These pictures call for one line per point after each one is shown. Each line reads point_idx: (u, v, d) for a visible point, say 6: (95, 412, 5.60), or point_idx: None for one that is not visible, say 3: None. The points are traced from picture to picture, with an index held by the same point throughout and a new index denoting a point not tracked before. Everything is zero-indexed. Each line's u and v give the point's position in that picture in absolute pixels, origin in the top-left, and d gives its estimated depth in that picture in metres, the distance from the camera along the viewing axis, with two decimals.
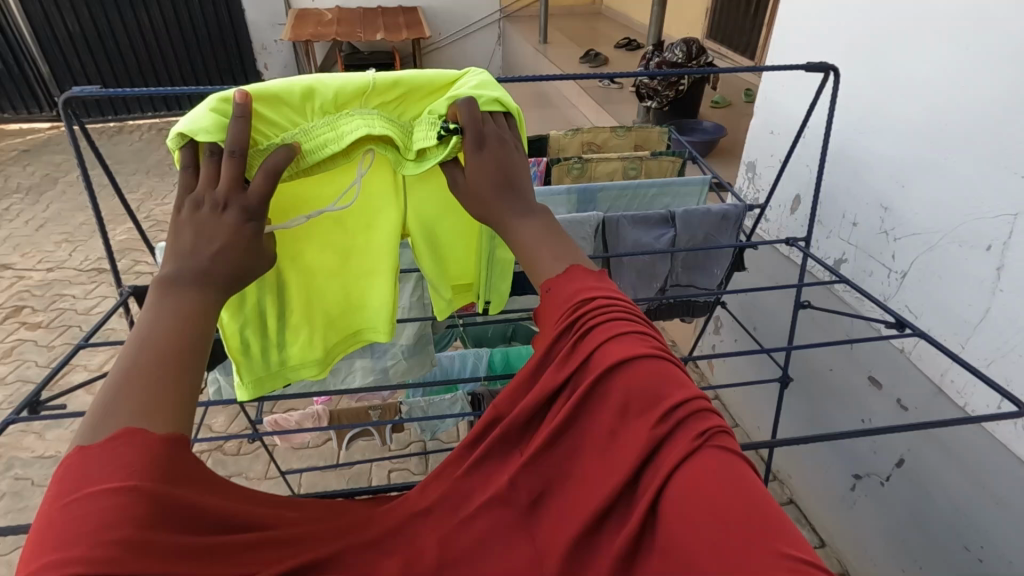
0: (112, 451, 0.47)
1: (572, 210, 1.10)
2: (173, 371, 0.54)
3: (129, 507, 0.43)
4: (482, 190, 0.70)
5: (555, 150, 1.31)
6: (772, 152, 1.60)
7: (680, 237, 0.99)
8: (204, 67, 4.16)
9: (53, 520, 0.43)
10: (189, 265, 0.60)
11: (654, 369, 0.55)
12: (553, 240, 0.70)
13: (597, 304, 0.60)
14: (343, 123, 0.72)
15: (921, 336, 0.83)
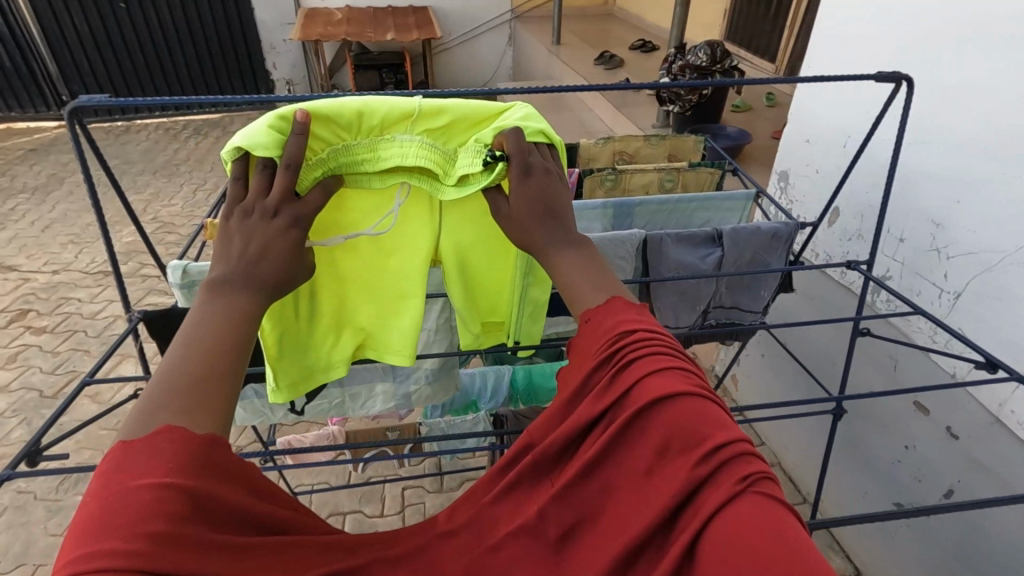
0: (153, 445, 0.43)
1: (608, 225, 1.03)
2: (217, 371, 0.50)
3: (166, 502, 0.40)
4: (523, 218, 0.63)
5: (584, 160, 1.23)
6: (807, 163, 1.52)
7: (727, 257, 0.92)
8: (212, 66, 4.12)
9: (87, 517, 0.39)
10: (241, 265, 0.56)
11: (699, 406, 0.46)
12: (595, 269, 0.62)
13: (636, 335, 0.52)
14: (383, 147, 0.68)
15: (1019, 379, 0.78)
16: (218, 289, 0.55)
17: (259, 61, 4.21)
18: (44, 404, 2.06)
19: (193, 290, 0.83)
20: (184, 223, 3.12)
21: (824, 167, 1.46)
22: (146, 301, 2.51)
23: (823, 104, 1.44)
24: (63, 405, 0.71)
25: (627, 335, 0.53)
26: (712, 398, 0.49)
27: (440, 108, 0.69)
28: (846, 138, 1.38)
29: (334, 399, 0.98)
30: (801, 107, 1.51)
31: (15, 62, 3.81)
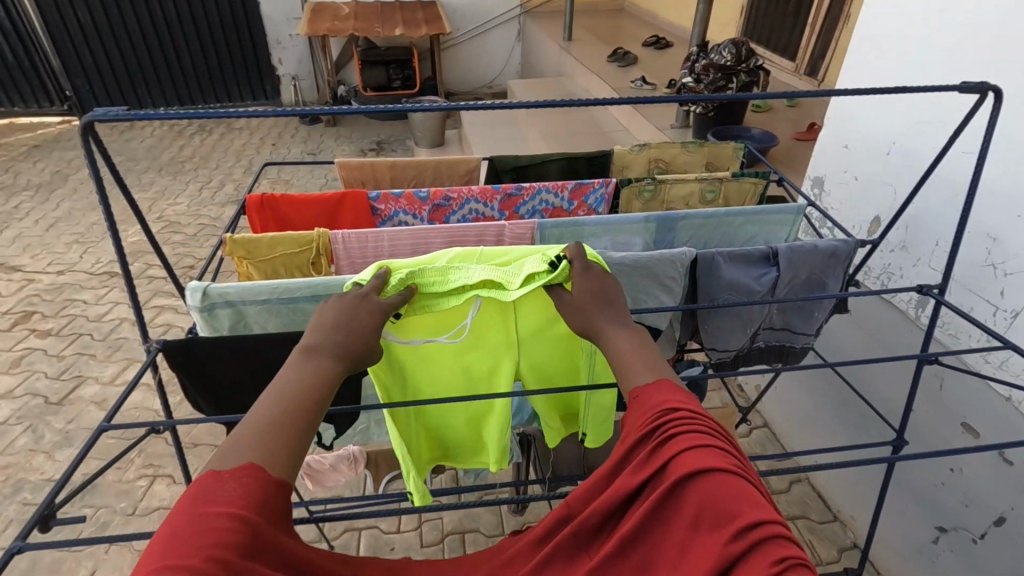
0: (234, 479, 0.47)
1: (649, 240, 0.97)
2: (299, 424, 0.54)
3: (232, 533, 0.43)
4: (586, 303, 0.66)
5: (618, 167, 1.16)
6: (845, 168, 1.45)
7: (782, 279, 0.87)
8: (218, 62, 4.05)
9: (169, 533, 0.42)
10: (338, 337, 0.62)
11: (735, 482, 0.46)
12: (647, 351, 0.62)
13: (675, 411, 0.53)
14: (454, 274, 0.72)
15: None
16: (310, 351, 0.59)
17: (265, 56, 4.14)
18: (49, 411, 2.00)
19: (214, 313, 0.77)
20: (190, 223, 3.06)
21: (865, 173, 1.39)
22: (152, 303, 2.46)
23: (866, 108, 1.36)
24: (80, 450, 0.67)
25: (668, 411, 0.54)
26: (750, 479, 0.49)
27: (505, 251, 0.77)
28: (891, 144, 1.31)
29: (359, 425, 0.93)
30: (840, 109, 1.44)
31: (18, 55, 3.74)
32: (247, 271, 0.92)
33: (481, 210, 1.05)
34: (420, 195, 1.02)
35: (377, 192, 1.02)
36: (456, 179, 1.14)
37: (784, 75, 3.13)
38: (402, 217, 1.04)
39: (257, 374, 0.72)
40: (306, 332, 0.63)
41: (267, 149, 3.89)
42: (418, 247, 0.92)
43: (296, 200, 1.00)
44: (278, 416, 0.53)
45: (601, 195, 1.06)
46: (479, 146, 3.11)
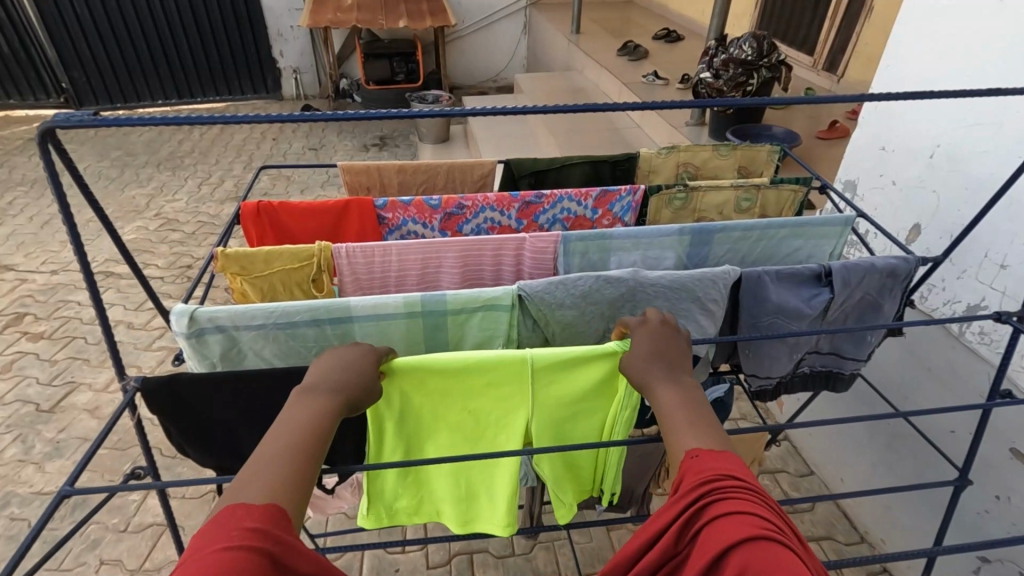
0: (229, 518, 0.42)
1: (682, 253, 0.88)
2: (296, 457, 0.49)
3: (244, 563, 0.38)
4: (637, 365, 0.62)
5: (644, 171, 1.07)
6: (882, 172, 1.36)
7: (835, 301, 0.78)
8: (217, 53, 3.95)
9: None
10: (332, 373, 0.57)
11: (772, 554, 0.40)
12: (694, 406, 0.57)
13: (722, 473, 0.47)
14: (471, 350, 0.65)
15: None
16: (307, 390, 0.55)
17: (265, 48, 4.03)
18: (40, 419, 1.92)
19: (204, 339, 0.69)
20: (188, 220, 2.97)
21: (904, 178, 1.30)
22: (148, 305, 2.37)
23: (906, 108, 1.27)
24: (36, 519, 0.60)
25: (710, 472, 0.48)
26: (796, 549, 0.42)
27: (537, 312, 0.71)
28: (934, 147, 1.22)
29: None
30: (878, 108, 1.34)
31: (12, 47, 3.65)
32: (241, 289, 0.83)
33: (497, 218, 0.96)
34: (431, 203, 0.93)
35: (385, 199, 0.93)
36: (469, 185, 1.05)
37: (802, 70, 3.02)
38: (411, 226, 0.95)
39: (250, 413, 0.63)
40: (308, 370, 0.59)
41: (268, 144, 3.80)
42: (430, 262, 0.83)
43: (296, 208, 0.91)
44: (264, 452, 0.49)
45: (628, 203, 0.97)
46: (487, 142, 3.01)
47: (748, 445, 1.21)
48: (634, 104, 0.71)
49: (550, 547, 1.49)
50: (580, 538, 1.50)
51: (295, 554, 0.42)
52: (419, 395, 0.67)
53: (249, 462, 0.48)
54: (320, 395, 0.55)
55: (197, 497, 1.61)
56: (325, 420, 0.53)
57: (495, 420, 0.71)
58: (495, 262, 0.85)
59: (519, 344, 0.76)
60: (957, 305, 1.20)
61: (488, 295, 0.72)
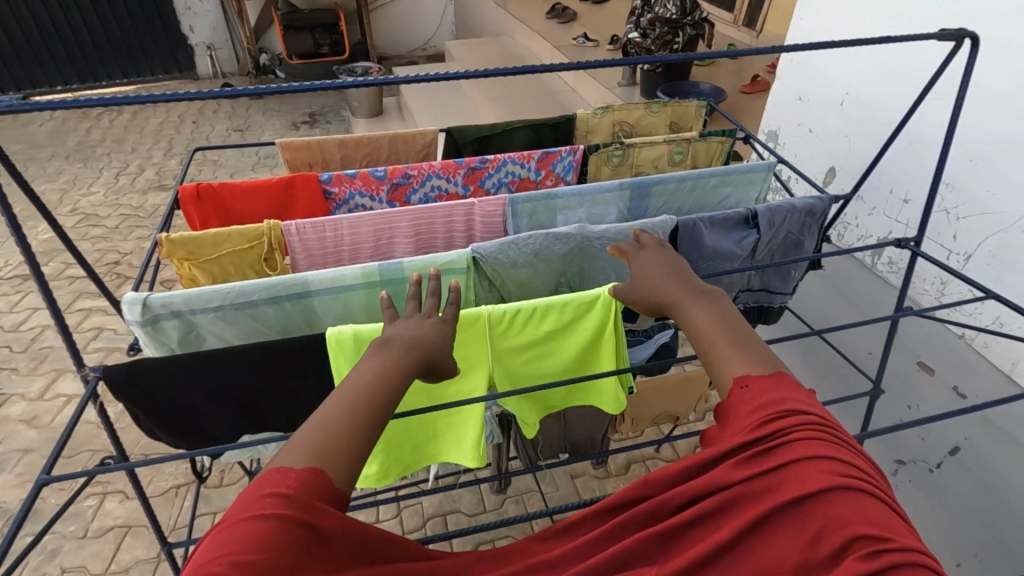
0: (266, 481, 0.41)
1: (624, 207, 0.93)
2: (351, 423, 0.46)
3: (265, 537, 0.38)
4: (665, 281, 0.60)
5: (583, 132, 1.11)
6: (800, 121, 1.45)
7: (762, 241, 0.85)
8: (119, 30, 3.66)
9: (203, 549, 0.38)
10: (409, 331, 0.55)
11: (863, 503, 0.37)
12: (729, 323, 0.54)
13: (789, 408, 0.43)
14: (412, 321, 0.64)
15: None
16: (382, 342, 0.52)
17: (174, 23, 3.76)
18: None
19: (160, 326, 0.68)
20: (109, 214, 2.79)
21: (820, 126, 1.40)
22: (77, 306, 2.24)
23: (819, 60, 1.36)
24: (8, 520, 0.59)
25: (773, 407, 0.44)
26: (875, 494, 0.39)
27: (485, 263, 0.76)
28: (844, 95, 1.32)
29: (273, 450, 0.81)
30: (794, 60, 1.43)
31: None
32: (189, 274, 0.81)
33: (444, 186, 0.98)
34: (377, 174, 0.94)
35: (329, 174, 0.93)
36: (413, 155, 1.06)
37: (724, 27, 3.12)
38: (359, 200, 0.95)
39: (219, 394, 0.64)
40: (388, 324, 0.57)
41: (188, 128, 3.58)
42: (382, 232, 0.85)
43: (235, 187, 0.89)
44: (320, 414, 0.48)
45: (569, 163, 1.01)
46: (422, 114, 2.97)
47: (683, 393, 1.26)
48: (569, 65, 0.74)
49: (519, 500, 1.57)
50: (547, 488, 1.59)
51: (325, 524, 0.41)
52: None
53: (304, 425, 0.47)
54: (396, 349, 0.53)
55: (159, 494, 1.58)
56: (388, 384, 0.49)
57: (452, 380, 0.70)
58: (447, 229, 0.87)
59: (477, 304, 0.79)
60: (870, 239, 1.32)
61: (443, 259, 0.75)
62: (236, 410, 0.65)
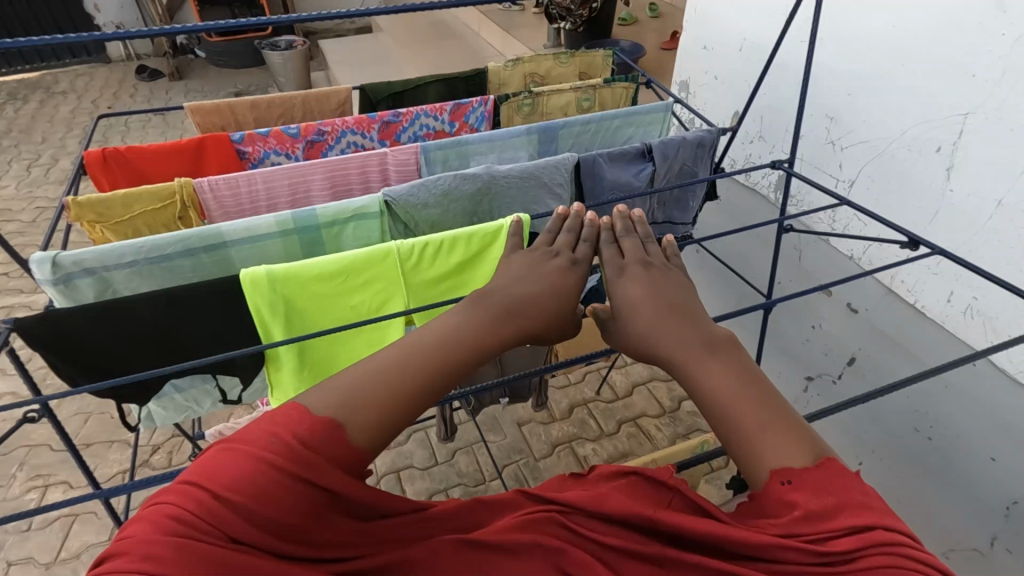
0: (278, 418, 0.45)
1: (534, 152, 0.98)
2: (402, 402, 0.48)
3: (259, 476, 0.41)
4: (665, 318, 0.57)
5: (495, 85, 1.15)
6: (707, 69, 1.53)
7: (658, 172, 0.92)
8: (13, 12, 3.40)
9: (206, 468, 0.42)
10: (514, 286, 0.58)
11: None
12: (753, 380, 0.52)
13: (870, 532, 0.42)
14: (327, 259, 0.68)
15: (940, 254, 0.73)
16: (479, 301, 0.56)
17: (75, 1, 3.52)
18: None
19: (74, 285, 0.69)
20: (24, 208, 2.64)
21: (724, 72, 1.48)
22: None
23: (720, 8, 1.44)
24: None
25: (847, 524, 0.43)
26: None
27: (396, 206, 0.80)
28: (742, 40, 1.40)
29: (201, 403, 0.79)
30: (698, 10, 1.51)
31: None
32: (102, 237, 0.82)
33: (360, 141, 1.00)
34: (290, 131, 0.95)
35: (241, 133, 0.94)
36: (328, 113, 1.07)
37: None
38: (274, 158, 0.96)
39: (139, 339, 0.66)
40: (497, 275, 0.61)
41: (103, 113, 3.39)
42: (297, 185, 0.86)
43: (144, 149, 0.88)
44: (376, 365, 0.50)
45: (481, 114, 1.05)
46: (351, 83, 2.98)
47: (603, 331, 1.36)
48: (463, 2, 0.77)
49: (469, 451, 1.64)
50: (495, 438, 1.67)
51: (329, 478, 0.43)
52: (296, 302, 0.69)
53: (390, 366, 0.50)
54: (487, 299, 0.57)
55: (105, 480, 1.57)
56: (456, 351, 0.52)
57: (372, 312, 0.74)
58: (362, 178, 0.90)
59: None
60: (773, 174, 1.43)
61: (356, 205, 0.78)
62: (158, 355, 0.68)
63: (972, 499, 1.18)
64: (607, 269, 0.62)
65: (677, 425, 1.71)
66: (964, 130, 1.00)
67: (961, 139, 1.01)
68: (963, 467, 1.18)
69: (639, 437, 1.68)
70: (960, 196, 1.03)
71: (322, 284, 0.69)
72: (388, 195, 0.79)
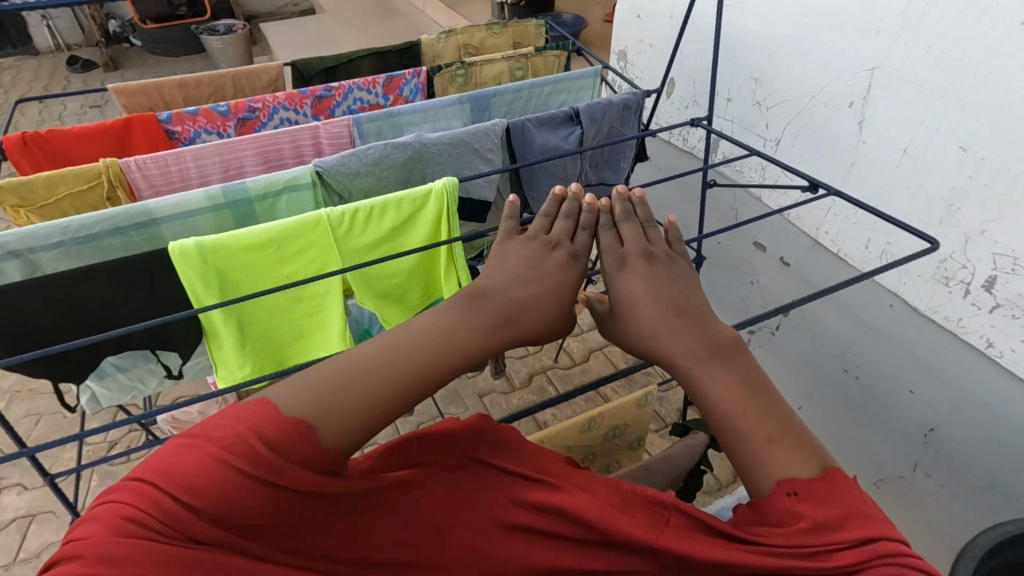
0: (243, 417, 0.46)
1: (467, 120, 1.00)
2: (376, 409, 0.51)
3: (217, 477, 0.43)
4: (674, 324, 0.60)
5: (429, 58, 1.16)
6: (642, 38, 1.57)
7: (586, 134, 0.95)
8: None
9: (164, 464, 0.44)
10: (516, 289, 0.61)
11: None
12: (757, 392, 0.57)
13: (870, 542, 0.47)
14: (259, 230, 0.69)
15: (836, 195, 0.78)
16: (475, 303, 0.58)
17: None
18: None
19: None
20: None
21: (657, 40, 1.52)
22: None
23: None
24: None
25: (848, 536, 0.48)
26: None
27: (328, 177, 0.81)
28: (673, 8, 1.43)
29: (148, 382, 0.80)
30: None
31: None
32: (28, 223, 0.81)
33: (293, 117, 1.00)
34: (219, 109, 0.94)
35: (168, 113, 0.93)
36: (261, 91, 1.07)
37: None
38: (205, 138, 0.96)
39: (69, 316, 0.66)
40: (489, 271, 0.63)
41: (33, 107, 3.22)
42: (229, 162, 0.87)
43: (67, 133, 0.87)
44: (370, 368, 0.52)
45: (415, 86, 1.06)
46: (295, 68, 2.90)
47: None
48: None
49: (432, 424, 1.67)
50: (456, 409, 1.71)
51: (293, 479, 0.45)
52: (229, 273, 0.70)
53: (382, 366, 0.53)
54: (491, 300, 0.59)
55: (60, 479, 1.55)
56: (449, 355, 0.55)
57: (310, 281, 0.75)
58: (295, 152, 0.90)
59: None
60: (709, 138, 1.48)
61: (286, 176, 0.79)
62: (90, 332, 0.68)
63: (895, 431, 1.28)
64: (608, 258, 0.66)
65: (631, 385, 1.77)
66: (872, 84, 1.07)
67: (870, 94, 1.08)
68: (886, 401, 1.27)
69: (596, 399, 1.74)
70: (871, 148, 1.10)
71: (255, 255, 0.70)
72: (319, 165, 0.80)
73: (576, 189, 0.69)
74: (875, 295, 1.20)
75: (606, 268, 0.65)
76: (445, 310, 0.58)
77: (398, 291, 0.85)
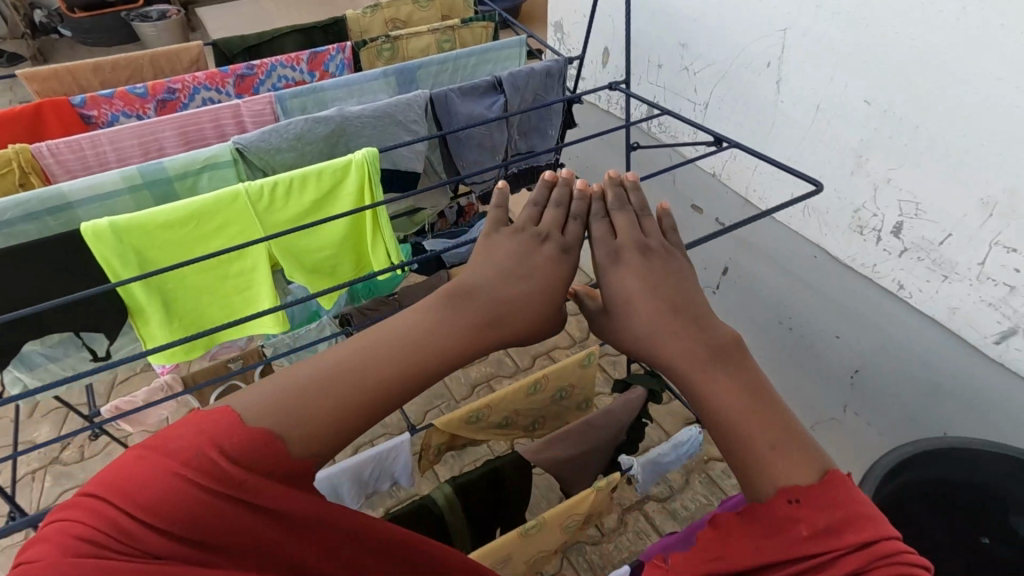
0: (206, 425, 0.52)
1: (394, 94, 1.01)
2: (358, 411, 0.56)
3: (175, 492, 0.48)
4: (669, 321, 0.63)
5: (356, 33, 1.16)
6: (575, 9, 1.59)
7: (510, 102, 0.98)
8: None
9: (124, 476, 0.49)
10: (500, 286, 0.65)
11: None
12: (754, 391, 0.59)
13: (876, 547, 0.48)
14: (176, 209, 0.69)
15: (736, 148, 0.84)
16: (460, 303, 0.63)
17: None
18: None
19: None
20: None
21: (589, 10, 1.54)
22: None
23: None
24: None
25: (852, 541, 0.49)
26: None
27: (249, 154, 0.81)
28: None
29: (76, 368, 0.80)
30: None
31: None
32: None
33: (216, 97, 0.99)
34: (136, 91, 0.93)
35: (82, 97, 0.91)
36: (182, 72, 1.05)
37: None
38: (124, 121, 0.94)
39: None
40: (475, 267, 0.67)
41: None
42: (148, 143, 0.86)
43: None
44: (354, 369, 0.57)
45: (341, 62, 1.06)
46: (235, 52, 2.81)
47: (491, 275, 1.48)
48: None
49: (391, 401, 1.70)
50: None
51: (253, 491, 0.50)
52: (148, 251, 0.70)
53: (369, 369, 0.58)
54: (478, 300, 0.64)
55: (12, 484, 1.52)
56: (432, 357, 0.60)
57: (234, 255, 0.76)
58: (218, 132, 0.90)
59: None
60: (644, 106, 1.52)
61: (205, 155, 0.78)
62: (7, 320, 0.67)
63: (828, 377, 1.36)
64: (602, 250, 0.70)
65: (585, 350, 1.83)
66: (785, 45, 1.11)
67: (784, 54, 1.12)
68: (817, 349, 1.34)
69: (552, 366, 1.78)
70: (788, 106, 1.15)
71: (174, 232, 0.70)
72: (238, 141, 0.80)
73: (567, 177, 0.73)
74: (800, 248, 1.27)
75: (601, 260, 0.69)
76: (429, 311, 0.63)
77: (328, 264, 0.86)
